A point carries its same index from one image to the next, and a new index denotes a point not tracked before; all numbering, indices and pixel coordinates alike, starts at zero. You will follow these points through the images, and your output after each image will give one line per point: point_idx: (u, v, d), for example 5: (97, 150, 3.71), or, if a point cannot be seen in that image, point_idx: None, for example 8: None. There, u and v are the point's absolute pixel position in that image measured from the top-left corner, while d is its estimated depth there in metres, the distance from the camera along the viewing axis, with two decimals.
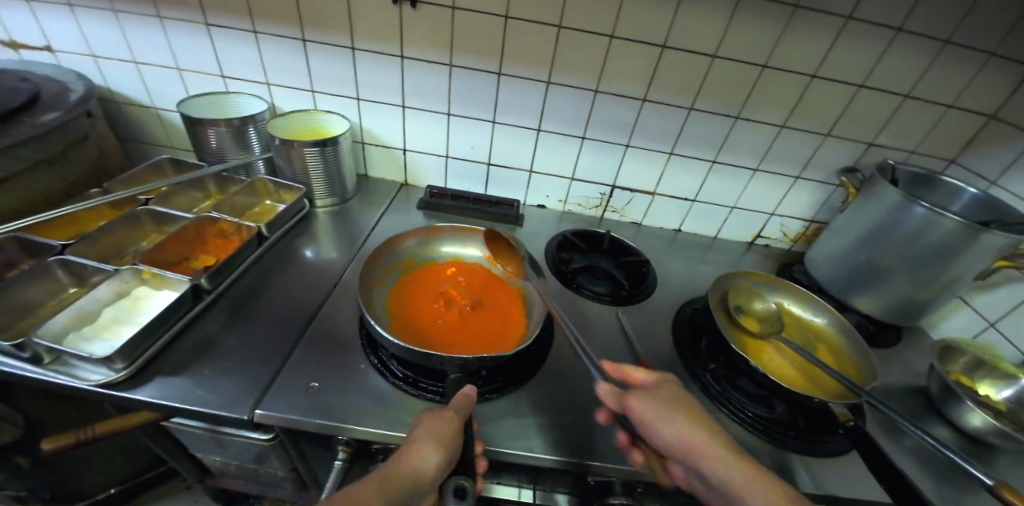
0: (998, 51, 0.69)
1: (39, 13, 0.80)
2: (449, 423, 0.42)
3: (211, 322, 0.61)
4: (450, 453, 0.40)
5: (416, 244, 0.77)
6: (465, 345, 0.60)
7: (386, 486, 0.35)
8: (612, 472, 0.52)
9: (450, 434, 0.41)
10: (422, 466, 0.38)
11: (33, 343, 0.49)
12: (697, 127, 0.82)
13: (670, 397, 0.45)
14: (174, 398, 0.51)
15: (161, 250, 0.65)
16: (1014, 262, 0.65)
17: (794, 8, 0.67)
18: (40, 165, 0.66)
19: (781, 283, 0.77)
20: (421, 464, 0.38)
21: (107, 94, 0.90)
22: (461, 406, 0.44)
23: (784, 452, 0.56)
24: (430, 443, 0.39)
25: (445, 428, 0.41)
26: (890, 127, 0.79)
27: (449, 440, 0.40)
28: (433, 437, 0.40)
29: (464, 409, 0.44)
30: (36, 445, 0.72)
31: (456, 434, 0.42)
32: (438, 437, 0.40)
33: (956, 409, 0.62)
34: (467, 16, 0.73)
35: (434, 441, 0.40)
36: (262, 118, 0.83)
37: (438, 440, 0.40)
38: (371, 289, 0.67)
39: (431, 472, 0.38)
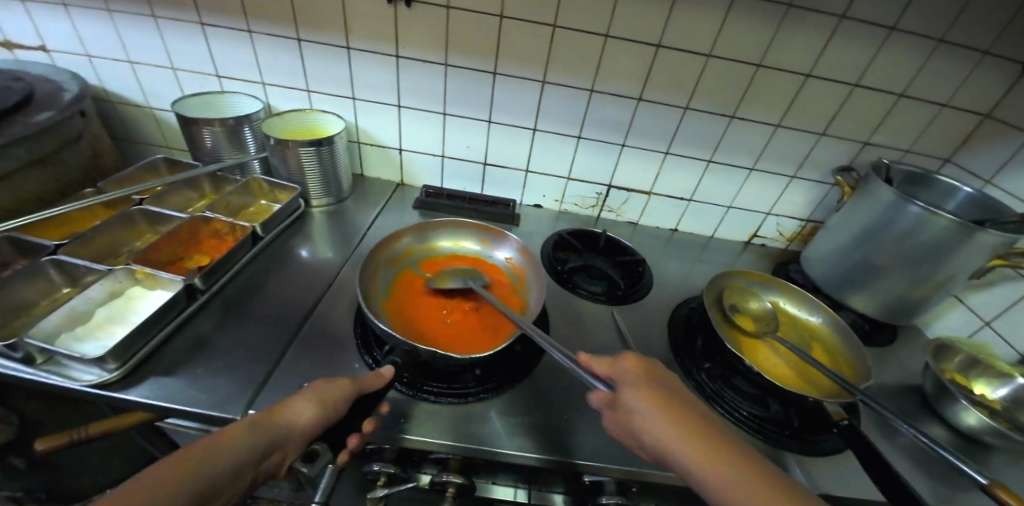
0: (993, 50, 0.69)
1: (34, 13, 0.80)
2: (340, 388, 0.45)
3: (205, 322, 0.61)
4: (328, 414, 0.43)
5: (414, 240, 0.77)
6: (464, 341, 0.60)
7: (249, 429, 0.36)
8: (606, 472, 0.52)
9: (332, 396, 0.44)
10: (297, 419, 0.40)
11: (25, 343, 0.49)
12: (693, 127, 0.82)
13: (650, 389, 0.42)
14: (167, 398, 0.51)
15: (155, 250, 0.65)
16: (1008, 261, 0.65)
17: (788, 7, 0.67)
18: (33, 165, 0.66)
19: (776, 282, 0.77)
20: (293, 416, 0.40)
21: (102, 94, 0.90)
22: (370, 381, 0.48)
23: (778, 451, 0.56)
24: (310, 399, 0.42)
25: (333, 390, 0.44)
26: (885, 126, 0.79)
27: (330, 403, 0.43)
28: (316, 396, 0.43)
29: (373, 385, 0.48)
30: (31, 446, 0.72)
31: (344, 401, 0.44)
32: (321, 396, 0.43)
33: (951, 407, 0.62)
34: (462, 16, 0.73)
35: (314, 399, 0.42)
36: (258, 118, 0.83)
37: (318, 399, 0.43)
38: (372, 285, 0.66)
39: (303, 425, 0.40)
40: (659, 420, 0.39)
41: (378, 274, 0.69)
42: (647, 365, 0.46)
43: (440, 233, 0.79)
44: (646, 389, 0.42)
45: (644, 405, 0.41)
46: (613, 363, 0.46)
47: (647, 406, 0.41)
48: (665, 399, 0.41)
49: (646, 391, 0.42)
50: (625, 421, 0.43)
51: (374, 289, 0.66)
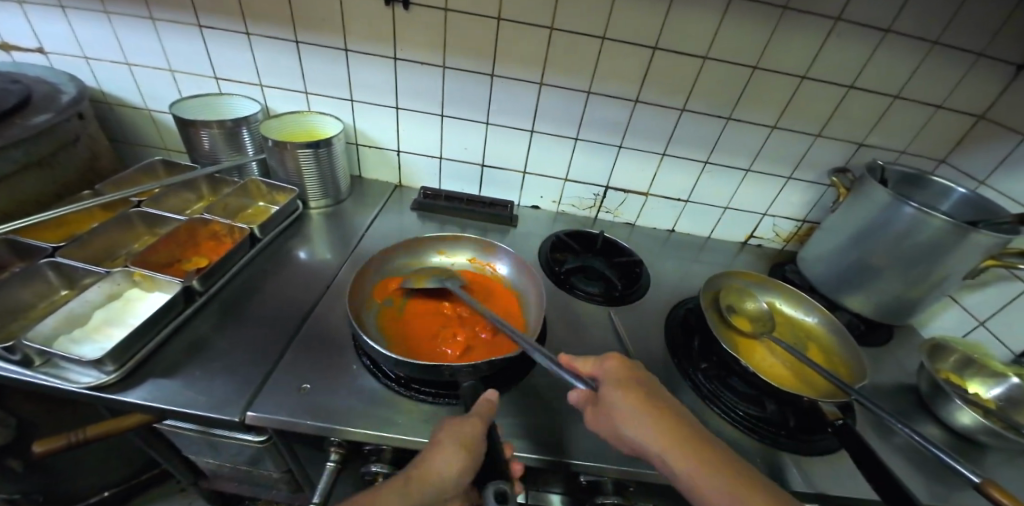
0: (987, 51, 0.69)
1: (31, 14, 0.79)
2: (473, 429, 0.43)
3: (203, 324, 0.61)
4: (473, 458, 0.42)
5: (402, 259, 0.76)
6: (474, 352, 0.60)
7: (401, 494, 0.39)
8: (603, 472, 0.52)
9: (474, 441, 0.42)
10: (446, 472, 0.40)
11: (23, 346, 0.49)
12: (690, 128, 0.83)
13: (633, 391, 0.45)
14: (165, 400, 0.51)
15: (153, 252, 0.65)
16: (1002, 261, 0.65)
17: (783, 9, 0.68)
18: (30, 167, 0.66)
19: (772, 283, 0.77)
20: (440, 470, 0.40)
21: (99, 96, 0.89)
22: (485, 411, 0.46)
23: (774, 450, 0.57)
24: (452, 446, 0.42)
25: (471, 433, 0.43)
26: (880, 127, 0.79)
27: (473, 447, 0.42)
28: (457, 441, 0.42)
29: (488, 414, 0.46)
30: (28, 447, 0.71)
31: (481, 441, 0.43)
32: (463, 441, 0.42)
33: (946, 407, 0.63)
34: (459, 18, 0.73)
35: (458, 445, 0.42)
36: (256, 119, 0.83)
37: (461, 443, 0.42)
38: (366, 307, 0.66)
39: (454, 476, 0.41)
40: (636, 414, 0.43)
41: (371, 296, 0.68)
42: (631, 364, 0.49)
43: (425, 250, 0.79)
44: (626, 388, 0.45)
45: (624, 402, 0.44)
46: (596, 364, 0.49)
47: (624, 402, 0.44)
48: (642, 394, 0.44)
49: (626, 389, 0.45)
50: (605, 416, 0.46)
51: (368, 312, 0.66)
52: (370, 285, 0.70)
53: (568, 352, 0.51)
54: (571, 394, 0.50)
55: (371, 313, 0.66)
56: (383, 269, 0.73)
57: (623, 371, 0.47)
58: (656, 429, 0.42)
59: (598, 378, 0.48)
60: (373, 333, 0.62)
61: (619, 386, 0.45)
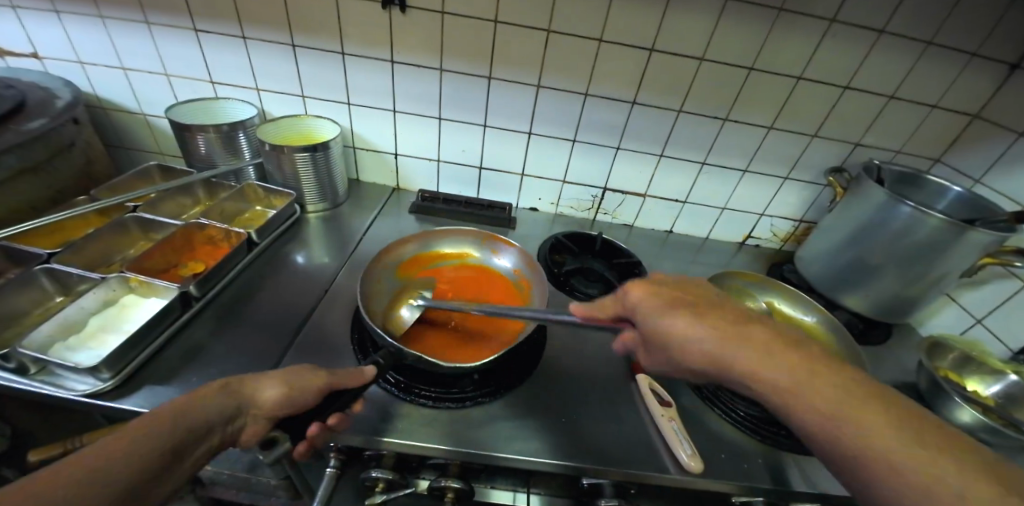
0: (979, 51, 0.70)
1: (26, 20, 0.79)
2: (318, 380, 0.45)
3: (200, 329, 0.60)
4: (295, 400, 0.44)
5: (426, 244, 0.78)
6: (461, 350, 0.60)
7: (220, 395, 0.40)
8: (606, 474, 0.52)
9: (306, 385, 0.45)
10: (265, 399, 0.42)
11: (17, 353, 0.48)
12: (687, 128, 0.83)
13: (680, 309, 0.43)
14: (162, 407, 0.50)
15: (149, 257, 0.65)
16: (1000, 259, 0.66)
17: (778, 10, 0.68)
18: (25, 173, 0.65)
19: (770, 283, 0.78)
20: (260, 391, 0.42)
21: (93, 101, 0.89)
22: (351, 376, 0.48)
23: (776, 451, 0.56)
24: (282, 381, 0.44)
25: (311, 379, 0.45)
26: (876, 127, 0.80)
27: (299, 389, 0.44)
28: (291, 377, 0.45)
29: (353, 381, 0.48)
30: (23, 458, 0.71)
31: (314, 390, 0.45)
32: (295, 381, 0.44)
33: (945, 405, 0.63)
34: (456, 20, 0.73)
35: (288, 381, 0.44)
36: (252, 123, 0.82)
37: (292, 381, 0.44)
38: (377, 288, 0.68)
39: (266, 402, 0.42)
40: (693, 330, 0.41)
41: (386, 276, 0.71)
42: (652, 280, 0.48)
43: (448, 240, 0.80)
44: (669, 308, 0.44)
45: (679, 323, 0.42)
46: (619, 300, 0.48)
47: (677, 320, 0.42)
48: (685, 308, 0.43)
49: (671, 309, 0.43)
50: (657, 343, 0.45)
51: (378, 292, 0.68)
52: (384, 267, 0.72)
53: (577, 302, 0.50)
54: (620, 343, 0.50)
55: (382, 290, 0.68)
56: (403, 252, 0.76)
57: (656, 298, 0.45)
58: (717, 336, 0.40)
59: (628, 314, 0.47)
60: (375, 313, 0.64)
61: (657, 305, 0.44)
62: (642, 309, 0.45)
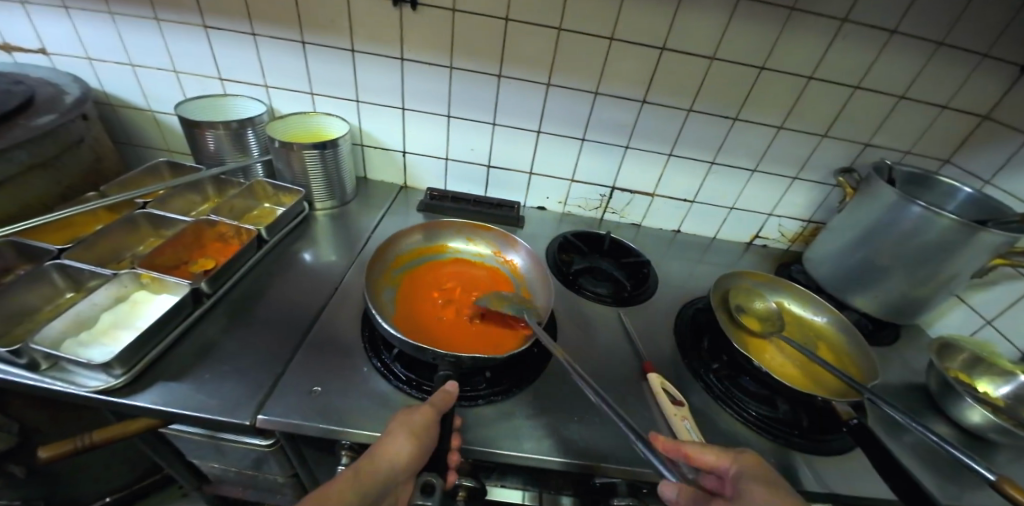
0: (991, 52, 0.70)
1: (35, 16, 0.79)
2: (425, 419, 0.43)
3: (210, 326, 0.60)
4: (422, 444, 0.43)
5: (421, 239, 0.77)
6: (480, 342, 0.61)
7: (355, 480, 0.39)
8: (617, 472, 0.52)
9: (424, 428, 0.43)
10: (395, 458, 0.41)
11: (30, 349, 0.48)
12: (696, 128, 0.83)
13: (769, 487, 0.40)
14: (174, 403, 0.50)
15: (160, 254, 0.65)
16: (1011, 260, 0.66)
17: (790, 10, 0.68)
18: (36, 169, 0.65)
19: (780, 283, 0.77)
20: (392, 457, 0.41)
21: (102, 97, 0.89)
22: (440, 401, 0.46)
23: (788, 450, 0.56)
24: (402, 436, 0.42)
25: (421, 421, 0.43)
26: (886, 127, 0.80)
27: (422, 435, 0.43)
28: (406, 429, 0.43)
29: (444, 406, 0.46)
30: (30, 454, 0.70)
31: (430, 427, 0.44)
32: (412, 429, 0.43)
33: (956, 405, 0.63)
34: (466, 18, 0.73)
35: (407, 433, 0.42)
36: (261, 121, 0.82)
37: (410, 432, 0.42)
38: (380, 286, 0.67)
39: (402, 463, 0.41)
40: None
41: (385, 277, 0.69)
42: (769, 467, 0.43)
43: (445, 233, 0.79)
44: (771, 491, 0.39)
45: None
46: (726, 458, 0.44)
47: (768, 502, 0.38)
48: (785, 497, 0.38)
49: (770, 492, 0.39)
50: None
51: (382, 289, 0.67)
52: (382, 267, 0.70)
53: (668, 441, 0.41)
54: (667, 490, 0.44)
55: (384, 291, 0.67)
56: (401, 249, 0.74)
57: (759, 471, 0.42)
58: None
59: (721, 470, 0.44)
60: (384, 311, 0.63)
61: (756, 491, 0.39)
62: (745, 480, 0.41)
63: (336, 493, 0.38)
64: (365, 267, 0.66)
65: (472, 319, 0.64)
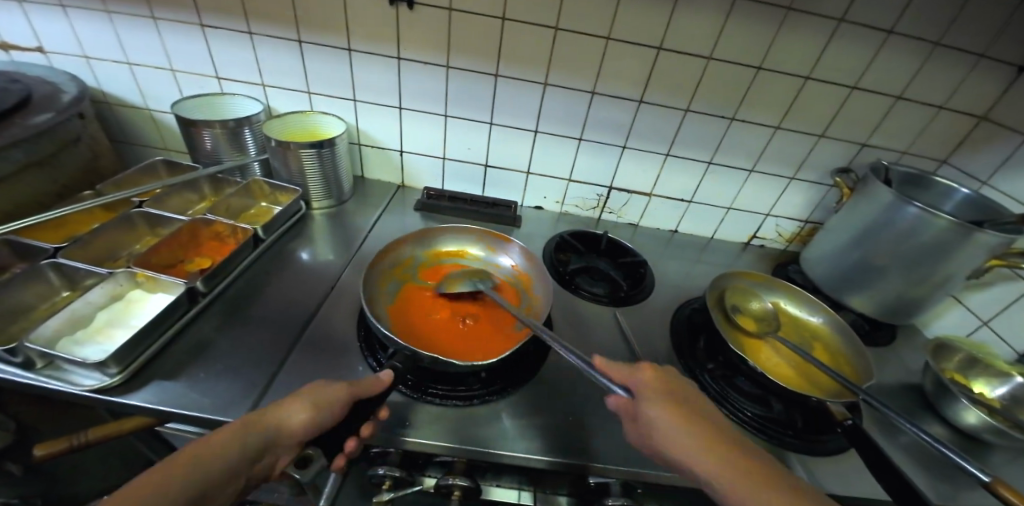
0: (988, 53, 0.70)
1: (32, 14, 0.79)
2: (335, 393, 0.44)
3: (206, 325, 0.60)
4: (321, 417, 0.42)
5: (420, 244, 0.77)
6: (466, 349, 0.60)
7: (240, 431, 0.38)
8: (612, 472, 0.51)
9: (327, 400, 0.43)
10: (290, 424, 0.40)
11: (25, 347, 0.48)
12: (693, 129, 0.83)
13: (668, 402, 0.44)
14: (169, 402, 0.50)
15: (156, 253, 0.65)
16: (1007, 261, 0.65)
17: (787, 10, 0.68)
18: (32, 167, 0.65)
19: (776, 283, 0.77)
20: (284, 419, 0.40)
21: (99, 95, 0.89)
22: (366, 384, 0.46)
23: (782, 451, 0.57)
24: (305, 401, 0.42)
25: (328, 394, 0.43)
26: (883, 127, 0.80)
27: (324, 406, 0.42)
28: (311, 398, 0.43)
29: (370, 389, 0.47)
30: (28, 452, 0.70)
31: (337, 403, 0.43)
32: (317, 398, 0.43)
33: (951, 406, 0.63)
34: (463, 17, 0.73)
35: (309, 401, 0.42)
36: (258, 119, 0.82)
37: (312, 401, 0.42)
38: (379, 291, 0.67)
39: (296, 428, 0.41)
40: (677, 428, 0.42)
41: (384, 282, 0.69)
42: (665, 373, 0.48)
43: (445, 236, 0.79)
44: (666, 401, 0.44)
45: (664, 417, 0.43)
46: (629, 373, 0.48)
47: (662, 412, 0.43)
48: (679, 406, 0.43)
49: (665, 402, 0.44)
50: (642, 428, 0.45)
51: (381, 295, 0.67)
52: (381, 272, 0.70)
53: (601, 356, 0.50)
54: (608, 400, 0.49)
55: (384, 297, 0.67)
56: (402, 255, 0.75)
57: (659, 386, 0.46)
58: (696, 445, 0.40)
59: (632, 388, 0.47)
60: (381, 314, 0.63)
61: (656, 400, 0.44)
62: (641, 390, 0.46)
63: (217, 444, 0.36)
64: (363, 271, 0.66)
65: (464, 323, 0.64)
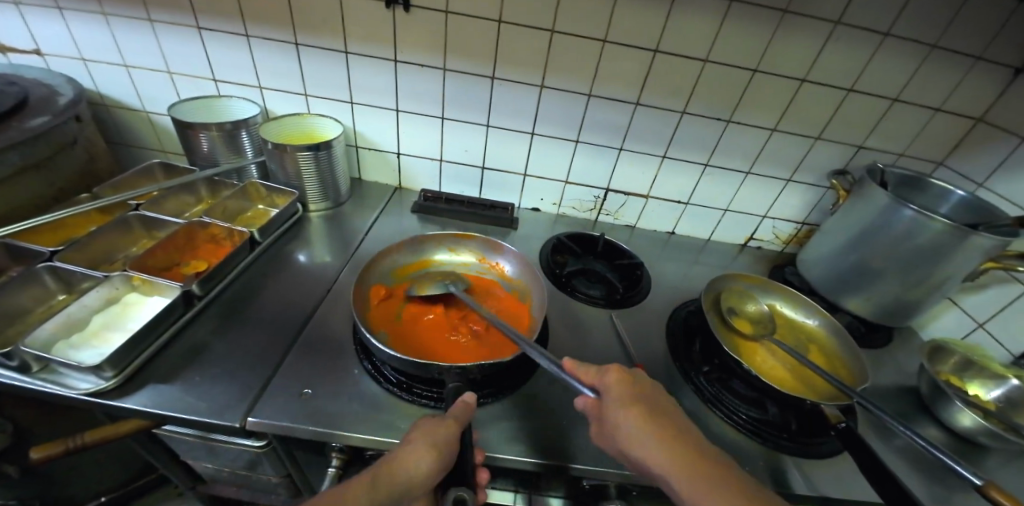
0: (985, 55, 0.70)
1: (28, 16, 0.79)
2: (447, 433, 0.42)
3: (202, 328, 0.60)
4: (444, 459, 0.41)
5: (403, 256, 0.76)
6: (484, 350, 0.61)
7: (372, 486, 0.38)
8: (606, 475, 0.51)
9: (446, 442, 0.42)
10: (415, 472, 0.40)
11: (20, 351, 0.48)
12: (689, 131, 0.83)
13: (638, 408, 0.44)
14: (164, 405, 0.50)
15: (152, 256, 0.65)
16: (1003, 264, 0.65)
17: (783, 13, 0.68)
18: (28, 171, 0.65)
19: (772, 285, 0.78)
20: (411, 471, 0.40)
21: (96, 98, 0.89)
22: (461, 414, 0.45)
23: (777, 454, 0.57)
24: (424, 448, 0.41)
25: (445, 436, 0.42)
26: (880, 129, 0.80)
27: (445, 448, 0.42)
28: (429, 442, 0.41)
29: (464, 416, 0.45)
30: (25, 453, 0.71)
31: (452, 442, 0.42)
32: (436, 443, 0.41)
33: (946, 409, 0.63)
34: (459, 20, 0.73)
35: (429, 447, 0.41)
36: (255, 122, 0.82)
37: (433, 446, 0.41)
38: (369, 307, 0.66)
39: (422, 477, 0.40)
40: (645, 434, 0.42)
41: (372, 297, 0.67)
42: (633, 375, 0.48)
43: (428, 247, 0.79)
44: (631, 406, 0.44)
45: (629, 422, 0.43)
46: (598, 374, 0.48)
47: (626, 417, 0.43)
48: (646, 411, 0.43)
49: (631, 408, 0.44)
50: (607, 428, 0.46)
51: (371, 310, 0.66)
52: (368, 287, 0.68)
53: (572, 358, 0.50)
54: (576, 400, 0.49)
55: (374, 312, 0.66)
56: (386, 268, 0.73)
57: (627, 386, 0.46)
58: (662, 450, 0.41)
59: (599, 390, 0.47)
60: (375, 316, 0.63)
61: (626, 402, 0.44)
62: (610, 394, 0.46)
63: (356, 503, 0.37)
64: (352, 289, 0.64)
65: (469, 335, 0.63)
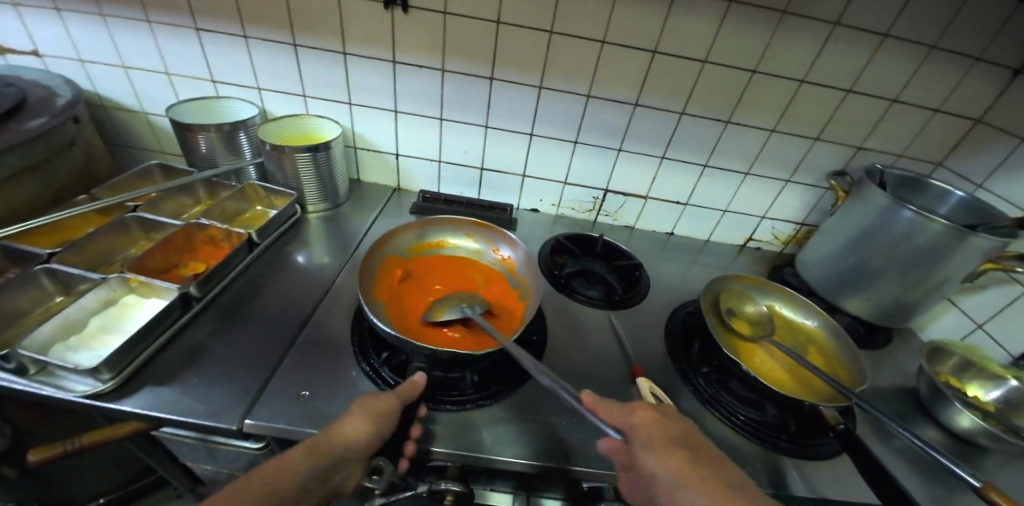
0: (984, 56, 0.70)
1: (27, 17, 0.79)
2: (387, 402, 0.45)
3: (201, 329, 0.60)
4: (379, 428, 0.43)
5: (413, 237, 0.77)
6: (461, 339, 0.60)
7: (308, 451, 0.39)
8: (605, 477, 0.51)
9: (384, 411, 0.44)
10: (353, 438, 0.41)
11: (17, 353, 0.48)
12: (688, 132, 0.83)
13: (664, 447, 0.41)
14: (162, 408, 0.50)
15: (150, 257, 0.65)
16: (1002, 265, 0.65)
17: (781, 13, 0.68)
18: (26, 173, 0.65)
19: (771, 286, 0.77)
20: (348, 435, 0.41)
21: (95, 99, 0.89)
22: (406, 391, 0.48)
23: (775, 455, 0.57)
24: (362, 416, 0.43)
25: (382, 405, 0.45)
26: (879, 130, 0.79)
27: (382, 417, 0.44)
28: (367, 411, 0.44)
29: (409, 394, 0.48)
30: (23, 454, 0.71)
31: (391, 412, 0.45)
32: (374, 412, 0.44)
33: (945, 410, 0.63)
34: (457, 21, 0.73)
35: (367, 414, 0.43)
36: (253, 123, 0.82)
37: (371, 414, 0.44)
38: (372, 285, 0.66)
39: (359, 442, 0.42)
40: (678, 479, 0.39)
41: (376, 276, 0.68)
42: (663, 412, 0.45)
43: (441, 229, 0.79)
44: (661, 448, 0.41)
45: (662, 466, 0.40)
46: (624, 412, 0.45)
47: (654, 458, 0.40)
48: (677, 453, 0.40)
49: (660, 449, 0.41)
50: (644, 476, 0.42)
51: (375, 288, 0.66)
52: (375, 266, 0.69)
53: (592, 391, 0.47)
54: (601, 444, 0.47)
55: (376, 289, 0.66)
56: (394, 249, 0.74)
57: (653, 424, 0.43)
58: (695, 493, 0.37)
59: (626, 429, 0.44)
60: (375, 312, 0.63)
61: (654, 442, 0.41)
62: (636, 434, 0.43)
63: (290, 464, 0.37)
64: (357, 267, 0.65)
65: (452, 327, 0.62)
